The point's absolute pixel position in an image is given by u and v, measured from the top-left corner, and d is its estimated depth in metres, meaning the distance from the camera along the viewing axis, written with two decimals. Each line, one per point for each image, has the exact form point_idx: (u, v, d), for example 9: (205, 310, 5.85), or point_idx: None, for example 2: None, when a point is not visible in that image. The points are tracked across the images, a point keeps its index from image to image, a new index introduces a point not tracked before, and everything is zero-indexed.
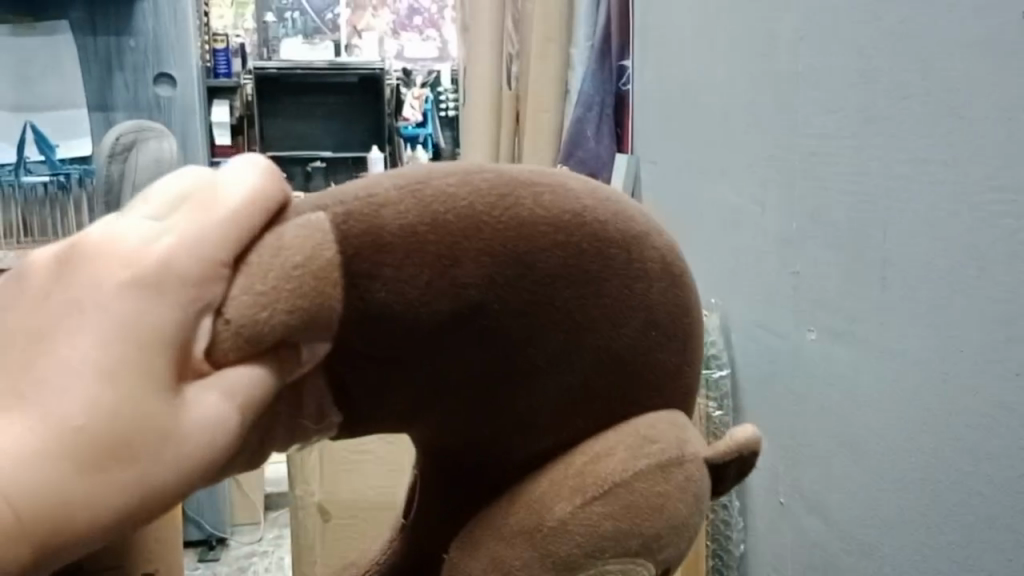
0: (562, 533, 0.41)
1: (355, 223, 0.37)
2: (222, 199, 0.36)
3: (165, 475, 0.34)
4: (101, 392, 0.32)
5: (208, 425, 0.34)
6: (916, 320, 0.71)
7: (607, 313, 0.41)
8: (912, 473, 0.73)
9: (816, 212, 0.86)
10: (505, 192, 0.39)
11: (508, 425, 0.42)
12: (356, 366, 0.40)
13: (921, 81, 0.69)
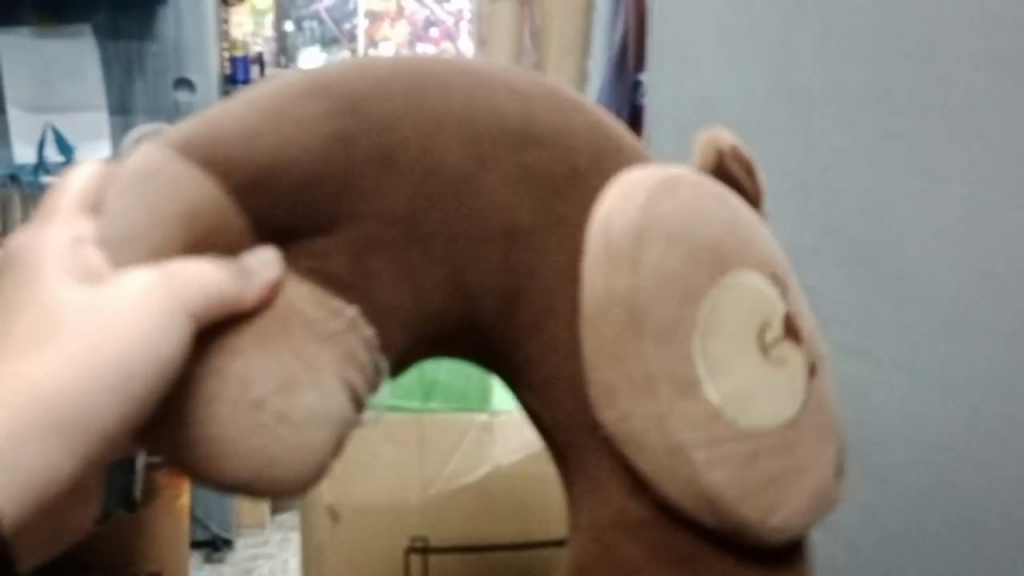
0: (637, 284, 0.58)
1: (228, 131, 0.56)
2: (75, 183, 0.59)
3: (124, 344, 0.51)
4: (54, 320, 0.52)
5: (144, 289, 0.52)
6: (998, 315, 0.76)
7: (456, 134, 0.59)
8: (960, 455, 0.80)
9: (862, 221, 0.90)
10: (324, 91, 0.58)
11: (480, 238, 0.60)
12: (332, 233, 0.58)
13: (1008, 91, 0.74)
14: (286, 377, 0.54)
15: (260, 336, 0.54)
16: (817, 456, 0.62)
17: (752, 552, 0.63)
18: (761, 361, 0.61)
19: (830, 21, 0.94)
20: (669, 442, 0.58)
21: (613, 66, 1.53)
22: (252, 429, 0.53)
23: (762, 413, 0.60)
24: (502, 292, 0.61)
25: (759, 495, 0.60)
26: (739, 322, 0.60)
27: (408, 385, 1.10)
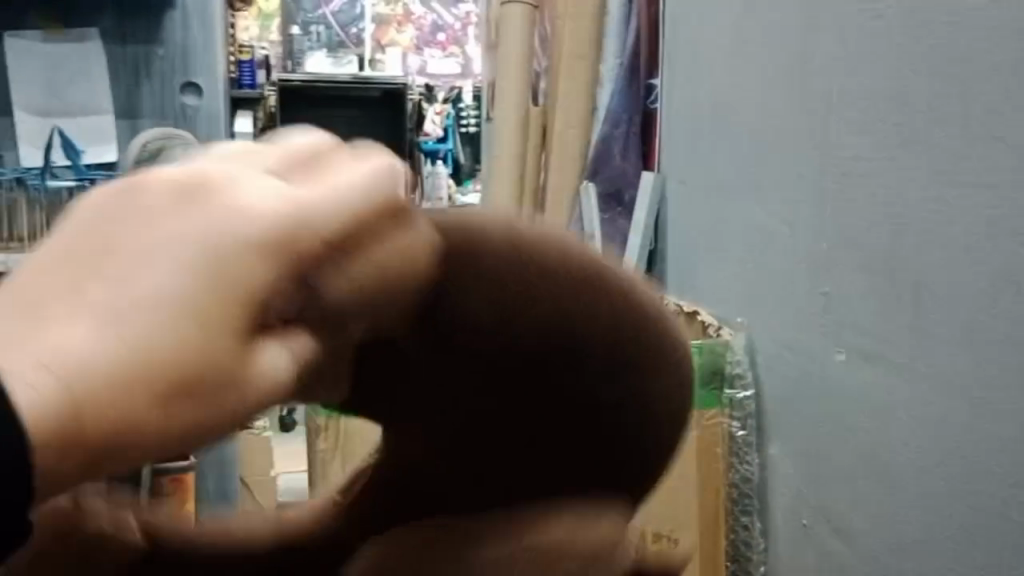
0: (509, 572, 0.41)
1: (453, 244, 0.42)
2: (340, 166, 0.35)
3: (233, 406, 0.31)
4: (178, 297, 0.30)
5: (270, 381, 0.32)
6: (950, 343, 0.71)
7: (628, 369, 0.44)
8: (942, 497, 0.72)
9: (847, 233, 0.86)
10: (589, 272, 0.44)
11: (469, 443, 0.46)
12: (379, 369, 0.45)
13: (957, 103, 0.69)
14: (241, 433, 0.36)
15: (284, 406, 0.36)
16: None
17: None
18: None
19: (832, 18, 0.88)
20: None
21: (625, 72, 1.50)
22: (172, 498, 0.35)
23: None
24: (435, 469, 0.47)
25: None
26: None
27: None
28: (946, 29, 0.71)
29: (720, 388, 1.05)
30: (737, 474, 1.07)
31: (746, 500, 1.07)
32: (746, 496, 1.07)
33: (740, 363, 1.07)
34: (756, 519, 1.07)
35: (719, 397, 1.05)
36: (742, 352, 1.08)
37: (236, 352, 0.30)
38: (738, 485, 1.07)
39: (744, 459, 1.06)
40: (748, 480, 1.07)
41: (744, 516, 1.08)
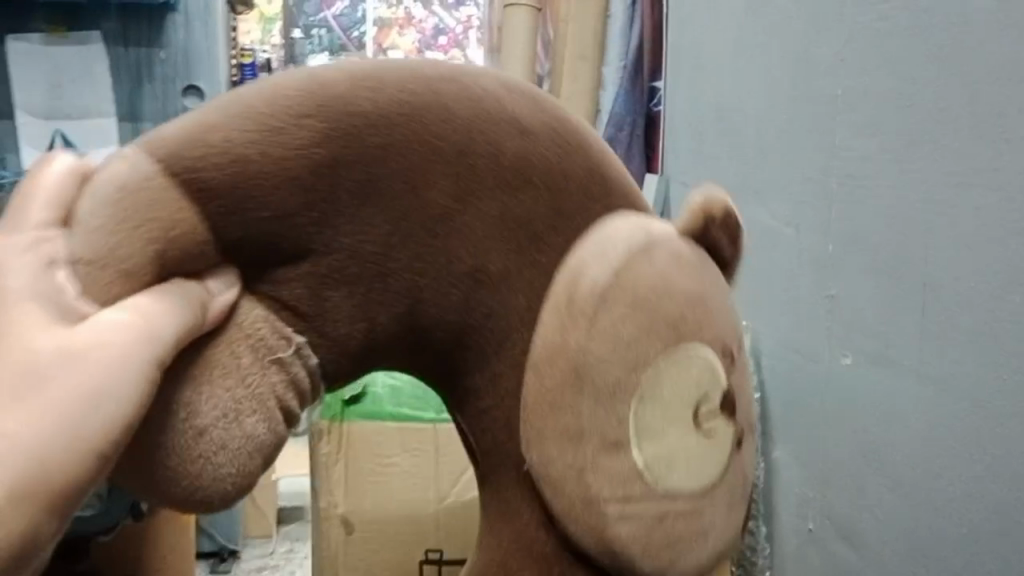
0: (589, 349, 0.46)
1: (200, 151, 0.42)
2: (46, 180, 0.43)
3: (98, 363, 0.38)
4: (25, 348, 0.38)
5: (119, 329, 0.39)
6: (957, 345, 0.70)
7: (464, 139, 0.46)
8: (950, 501, 0.72)
9: (852, 236, 0.86)
10: (313, 93, 0.45)
11: (450, 278, 0.47)
12: (292, 265, 0.45)
13: (965, 104, 0.69)
14: (231, 409, 0.42)
15: (220, 365, 0.43)
16: (721, 524, 0.51)
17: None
18: (692, 435, 0.49)
19: (838, 19, 0.88)
20: (584, 493, 0.46)
21: (627, 76, 1.53)
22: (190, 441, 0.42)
23: (681, 481, 0.48)
24: (456, 331, 0.48)
25: (656, 555, 0.48)
26: (672, 386, 0.48)
27: (424, 394, 1.04)
28: (953, 28, 0.70)
29: None
30: None
31: (752, 504, 1.07)
32: (752, 500, 1.07)
33: None
34: (762, 523, 1.07)
35: None
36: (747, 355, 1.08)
37: (65, 343, 0.38)
38: None
39: None
40: (754, 485, 1.06)
41: (750, 520, 1.07)
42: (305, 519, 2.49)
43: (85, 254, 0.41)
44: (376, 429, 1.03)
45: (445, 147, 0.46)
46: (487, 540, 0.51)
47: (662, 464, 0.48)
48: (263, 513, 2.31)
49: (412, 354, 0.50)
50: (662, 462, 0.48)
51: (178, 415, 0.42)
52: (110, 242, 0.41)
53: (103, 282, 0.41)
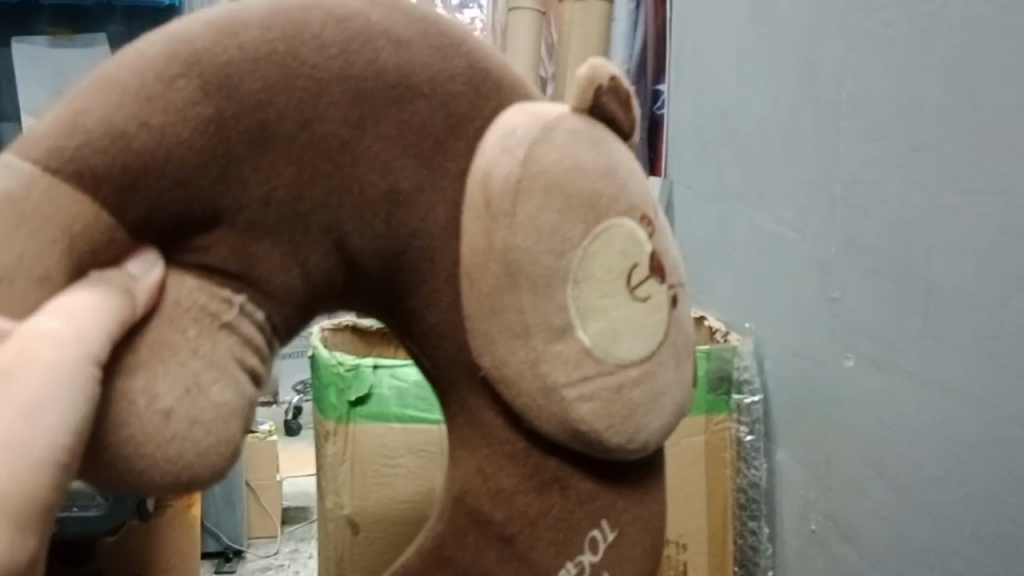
0: (518, 242, 0.46)
1: (89, 140, 0.41)
2: None
3: (47, 376, 0.37)
4: None
5: (51, 335, 0.38)
6: (958, 348, 0.71)
7: (342, 64, 0.45)
8: (954, 504, 0.72)
9: (855, 239, 0.86)
10: (174, 53, 0.43)
11: (366, 206, 0.46)
12: (210, 230, 0.44)
13: (966, 112, 0.69)
14: (190, 381, 0.42)
15: (166, 344, 0.42)
16: (673, 379, 0.52)
17: (606, 466, 0.52)
18: (633, 304, 0.50)
19: (840, 24, 0.89)
20: (542, 385, 0.47)
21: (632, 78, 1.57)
22: (146, 436, 0.41)
23: (629, 349, 0.49)
24: (384, 254, 0.48)
25: (617, 428, 0.49)
26: (601, 263, 0.48)
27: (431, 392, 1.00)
28: (954, 34, 0.71)
29: (727, 394, 1.06)
30: (744, 479, 1.07)
31: (754, 504, 1.07)
32: (754, 501, 1.07)
33: (749, 368, 1.07)
34: (764, 524, 1.07)
35: (726, 402, 1.05)
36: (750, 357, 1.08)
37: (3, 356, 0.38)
38: (745, 489, 1.08)
39: (750, 464, 1.07)
40: (757, 485, 1.07)
41: (752, 521, 1.08)
42: (310, 519, 2.50)
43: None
44: (383, 431, 1.01)
45: (322, 74, 0.44)
46: (462, 469, 0.51)
47: (609, 341, 0.49)
48: (269, 511, 2.34)
49: (347, 289, 0.50)
50: (608, 339, 0.48)
51: (135, 404, 0.41)
52: (18, 253, 0.40)
53: (23, 296, 0.40)
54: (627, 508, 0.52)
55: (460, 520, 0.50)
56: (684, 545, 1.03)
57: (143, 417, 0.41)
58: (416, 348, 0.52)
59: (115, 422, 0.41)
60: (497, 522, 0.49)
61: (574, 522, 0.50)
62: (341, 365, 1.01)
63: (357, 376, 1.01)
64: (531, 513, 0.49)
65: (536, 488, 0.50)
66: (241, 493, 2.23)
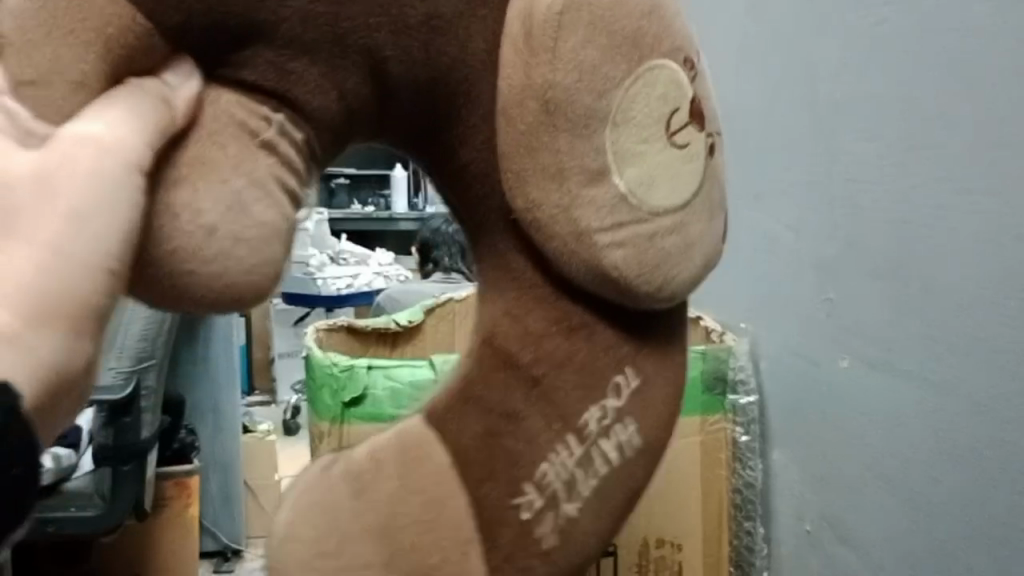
0: (558, 80, 0.39)
1: None
2: None
3: (96, 184, 0.34)
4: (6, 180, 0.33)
5: (93, 140, 0.34)
6: (959, 350, 0.70)
7: None
8: (950, 507, 0.72)
9: (856, 239, 0.85)
10: None
11: (407, 28, 0.39)
12: (246, 46, 0.38)
13: (967, 114, 0.69)
14: (231, 198, 0.36)
15: (207, 158, 0.37)
16: (708, 235, 0.44)
17: (635, 317, 0.44)
18: (669, 148, 0.42)
19: (837, 24, 0.88)
20: (574, 231, 0.41)
21: None
22: (189, 253, 0.36)
23: (663, 199, 0.42)
24: (423, 86, 0.41)
25: (650, 277, 0.42)
26: (637, 102, 0.41)
27: (426, 393, 0.98)
28: (954, 35, 0.70)
29: (721, 394, 1.05)
30: (739, 479, 1.06)
31: (749, 505, 1.07)
32: (749, 501, 1.07)
33: (744, 368, 1.06)
34: (760, 524, 1.07)
35: (721, 403, 1.05)
36: (746, 358, 1.07)
37: (40, 162, 0.34)
38: (740, 490, 1.07)
39: (745, 464, 1.06)
40: (752, 485, 1.06)
41: (747, 521, 1.07)
42: None
43: (25, 73, 0.35)
44: (378, 431, 1.00)
45: None
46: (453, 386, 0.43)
47: (643, 189, 0.41)
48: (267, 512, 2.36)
49: (382, 117, 0.43)
50: (642, 188, 0.41)
51: (179, 216, 0.36)
52: (45, 56, 0.35)
53: (59, 103, 0.35)
54: (654, 361, 0.45)
55: (485, 361, 0.43)
56: (678, 546, 1.04)
57: (177, 232, 0.36)
58: (448, 189, 0.46)
59: (159, 237, 0.36)
60: (524, 363, 0.42)
61: (601, 367, 0.43)
62: (335, 365, 1.02)
63: (351, 376, 1.01)
64: (559, 355, 0.43)
65: (564, 331, 0.43)
66: (240, 495, 2.25)
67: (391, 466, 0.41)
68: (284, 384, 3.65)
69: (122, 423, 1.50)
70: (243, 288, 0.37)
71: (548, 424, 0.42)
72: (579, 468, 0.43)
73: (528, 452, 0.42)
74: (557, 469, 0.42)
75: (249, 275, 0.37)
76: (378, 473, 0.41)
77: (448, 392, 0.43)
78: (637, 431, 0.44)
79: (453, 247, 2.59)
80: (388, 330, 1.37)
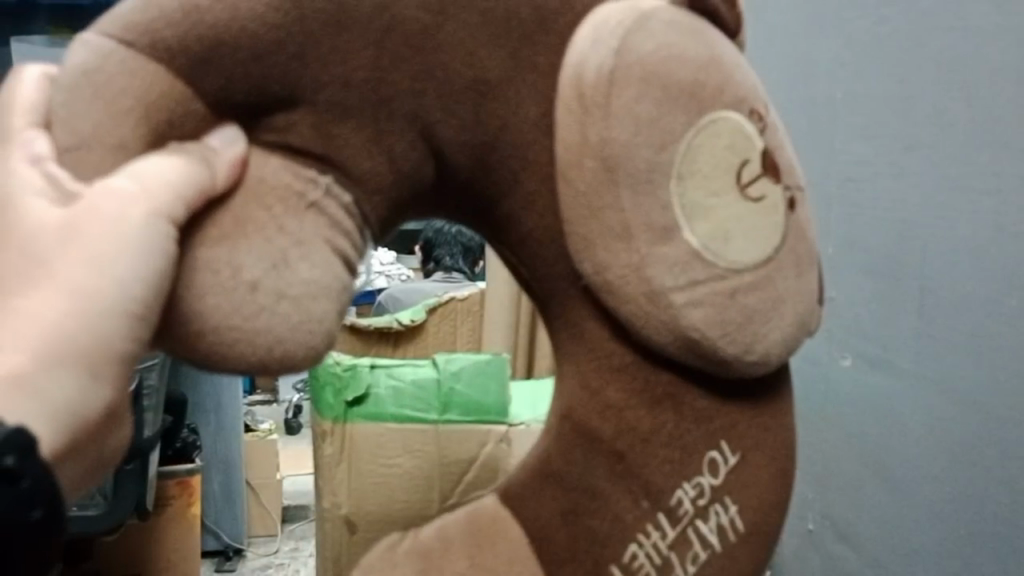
0: (614, 137, 0.42)
1: (164, 17, 0.40)
2: (20, 90, 0.42)
3: (116, 237, 0.37)
4: (39, 234, 0.38)
5: (118, 196, 0.38)
6: (957, 348, 0.71)
7: None
8: (949, 505, 0.72)
9: (853, 238, 0.85)
10: None
11: (452, 92, 0.44)
12: (293, 111, 0.42)
13: (962, 114, 0.69)
14: (276, 257, 0.41)
15: (250, 220, 0.41)
16: (794, 288, 0.46)
17: (724, 383, 0.46)
18: (742, 201, 0.44)
19: (835, 22, 0.88)
20: (648, 290, 0.43)
21: None
22: (230, 311, 0.40)
23: (744, 252, 0.44)
24: (476, 154, 0.45)
25: (733, 337, 0.44)
26: (703, 158, 0.43)
27: (427, 392, 0.99)
28: (952, 34, 0.70)
29: None
30: None
31: None
32: None
33: None
34: None
35: None
36: None
37: (68, 216, 0.38)
38: None
39: None
40: None
41: None
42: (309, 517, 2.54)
43: (71, 140, 0.40)
44: (381, 431, 1.00)
45: None
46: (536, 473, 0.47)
47: (717, 245, 0.43)
48: (266, 510, 2.37)
49: (438, 186, 0.47)
50: (717, 243, 0.43)
51: (219, 275, 0.40)
52: (88, 124, 0.40)
53: (98, 163, 0.40)
54: (752, 433, 0.47)
55: (568, 441, 0.46)
56: None
57: (220, 296, 0.40)
58: (512, 261, 0.49)
59: (191, 291, 0.40)
60: (605, 438, 0.45)
61: (690, 443, 0.46)
62: (339, 365, 1.00)
63: (354, 376, 1.00)
64: (644, 429, 0.45)
65: (647, 403, 0.45)
66: (241, 494, 2.26)
67: (463, 547, 0.46)
68: (285, 383, 3.70)
69: None
70: (293, 348, 0.41)
71: (636, 503, 0.46)
72: (673, 551, 0.46)
73: (613, 530, 0.46)
74: (647, 550, 0.46)
75: (294, 337, 0.41)
76: (448, 550, 0.46)
77: (528, 469, 0.47)
78: (738, 513, 0.47)
79: (455, 246, 2.60)
80: (389, 329, 1.36)
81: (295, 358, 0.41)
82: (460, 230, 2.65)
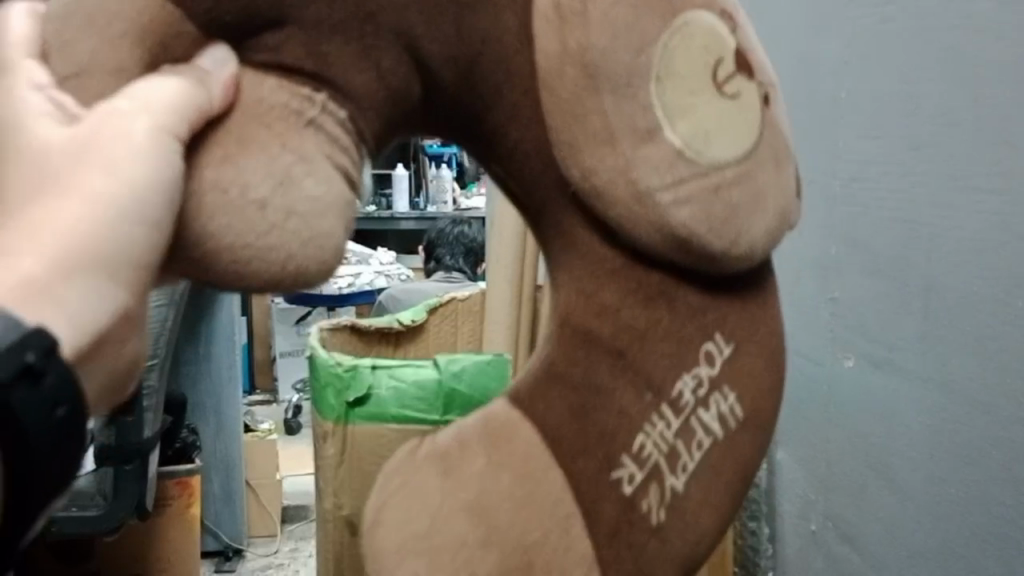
0: (591, 42, 0.41)
1: None
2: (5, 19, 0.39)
3: (125, 151, 0.36)
4: (52, 152, 0.37)
5: (125, 114, 0.37)
6: (961, 349, 0.70)
7: None
8: (954, 505, 0.72)
9: (857, 238, 0.85)
10: None
11: (432, 3, 0.42)
12: (280, 29, 0.40)
13: (967, 111, 0.69)
14: (281, 172, 0.38)
15: (253, 135, 0.39)
16: (776, 186, 0.45)
17: (714, 280, 0.46)
18: (722, 100, 0.43)
19: (839, 21, 0.88)
20: (635, 191, 0.42)
21: None
22: (239, 225, 0.38)
23: (726, 149, 0.43)
24: (461, 70, 0.44)
25: (721, 233, 0.43)
26: (682, 51, 0.42)
27: (428, 392, 0.97)
28: (957, 32, 0.70)
29: None
30: None
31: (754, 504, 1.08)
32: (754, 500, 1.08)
33: None
34: (765, 524, 1.07)
35: None
36: None
37: (77, 134, 0.37)
38: None
39: None
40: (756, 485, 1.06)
41: (751, 521, 1.09)
42: (309, 516, 2.54)
43: (69, 69, 0.38)
44: (381, 431, 1.00)
45: None
46: (538, 359, 0.45)
47: (701, 140, 0.42)
48: (265, 509, 2.36)
49: (426, 104, 0.45)
50: (701, 140, 0.42)
51: (225, 191, 0.38)
52: (84, 50, 0.38)
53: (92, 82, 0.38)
54: (744, 321, 0.46)
55: (567, 340, 0.44)
56: None
57: (228, 206, 0.38)
58: (501, 175, 0.47)
59: (200, 207, 0.38)
60: (604, 338, 0.44)
61: (687, 335, 0.45)
62: (339, 365, 1.00)
63: (355, 376, 0.99)
64: (640, 325, 0.44)
65: (641, 301, 0.44)
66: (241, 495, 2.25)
67: (477, 443, 0.43)
68: (285, 384, 3.71)
69: (123, 422, 1.49)
70: (303, 263, 0.39)
71: (639, 396, 0.44)
72: (679, 438, 0.45)
73: (620, 424, 0.43)
74: (654, 439, 0.44)
75: (304, 254, 0.39)
76: (465, 450, 0.43)
77: (534, 370, 0.45)
78: (737, 401, 0.46)
79: (457, 246, 2.60)
80: (389, 330, 1.37)
81: (308, 273, 0.39)
82: (461, 231, 2.66)
